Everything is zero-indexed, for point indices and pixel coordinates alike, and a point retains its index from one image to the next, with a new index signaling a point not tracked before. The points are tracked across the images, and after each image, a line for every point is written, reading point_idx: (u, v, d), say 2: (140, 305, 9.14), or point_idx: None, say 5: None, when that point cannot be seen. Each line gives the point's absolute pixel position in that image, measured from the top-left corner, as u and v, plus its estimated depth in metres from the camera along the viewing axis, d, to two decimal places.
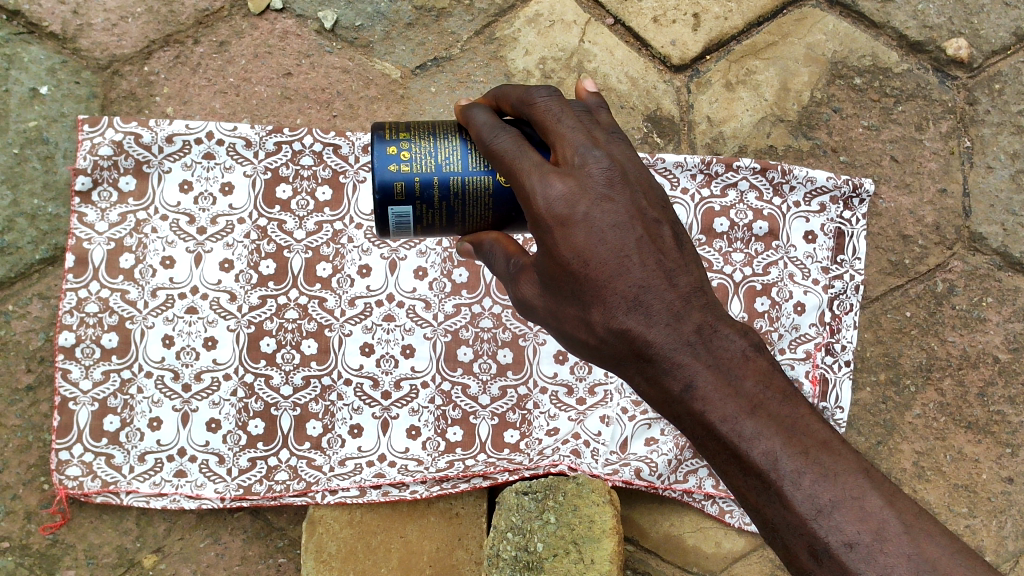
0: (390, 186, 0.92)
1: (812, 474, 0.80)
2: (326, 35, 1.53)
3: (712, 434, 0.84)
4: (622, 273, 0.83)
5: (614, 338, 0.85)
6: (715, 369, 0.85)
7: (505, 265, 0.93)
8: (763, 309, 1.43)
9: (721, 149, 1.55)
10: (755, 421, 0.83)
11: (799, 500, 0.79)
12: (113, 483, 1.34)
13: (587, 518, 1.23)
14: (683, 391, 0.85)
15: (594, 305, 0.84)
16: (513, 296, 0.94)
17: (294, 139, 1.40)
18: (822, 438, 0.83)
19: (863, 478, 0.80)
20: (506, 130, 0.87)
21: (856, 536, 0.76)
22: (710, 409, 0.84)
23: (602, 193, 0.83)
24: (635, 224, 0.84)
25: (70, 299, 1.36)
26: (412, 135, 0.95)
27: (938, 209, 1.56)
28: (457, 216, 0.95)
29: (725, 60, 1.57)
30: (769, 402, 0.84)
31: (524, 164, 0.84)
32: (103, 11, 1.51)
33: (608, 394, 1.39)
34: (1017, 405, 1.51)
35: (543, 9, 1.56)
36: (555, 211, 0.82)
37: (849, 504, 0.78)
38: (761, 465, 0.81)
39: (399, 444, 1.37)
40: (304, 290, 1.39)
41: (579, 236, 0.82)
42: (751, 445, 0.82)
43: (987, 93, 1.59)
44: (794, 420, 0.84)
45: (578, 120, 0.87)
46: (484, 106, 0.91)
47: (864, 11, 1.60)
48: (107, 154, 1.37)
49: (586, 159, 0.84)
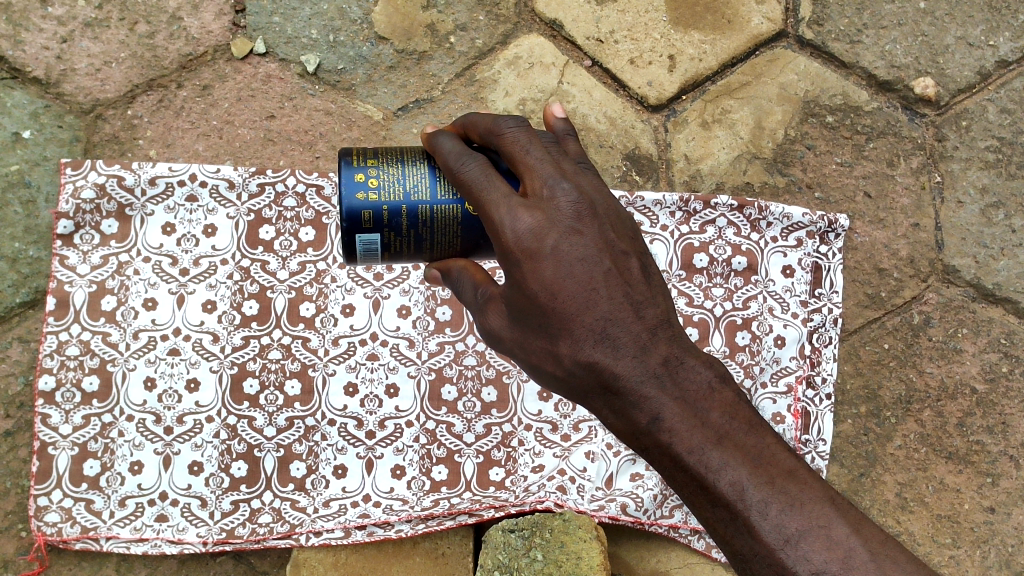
0: (358, 214, 0.93)
1: (779, 503, 0.83)
2: (309, 78, 1.55)
3: (679, 465, 0.86)
4: (589, 307, 0.85)
5: (582, 371, 0.87)
6: (681, 401, 0.87)
7: (473, 294, 0.95)
8: (744, 343, 1.45)
9: (699, 186, 1.58)
10: (722, 451, 0.85)
11: (766, 530, 0.82)
12: (92, 529, 1.32)
13: (574, 554, 1.23)
14: (650, 423, 0.87)
15: (562, 338, 0.86)
16: (480, 326, 0.96)
17: (277, 181, 1.42)
18: (788, 468, 0.86)
19: (829, 506, 0.83)
20: (473, 158, 0.89)
21: (824, 565, 0.79)
22: (678, 440, 0.86)
23: (570, 227, 0.85)
24: (604, 257, 0.86)
25: (51, 341, 1.35)
26: (380, 162, 0.97)
27: (912, 242, 1.59)
28: (425, 244, 0.96)
29: (701, 100, 1.61)
30: (734, 432, 0.87)
31: (493, 196, 0.86)
32: (87, 56, 1.52)
33: (592, 431, 1.40)
34: (996, 434, 1.53)
35: (522, 52, 1.60)
36: (524, 245, 0.83)
37: (816, 533, 0.81)
38: (728, 496, 0.84)
39: (384, 484, 1.36)
40: (287, 330, 1.39)
41: (547, 269, 0.84)
42: (718, 476, 0.84)
43: (955, 129, 1.64)
44: (760, 450, 0.86)
45: (546, 151, 0.89)
46: (451, 133, 0.92)
47: (834, 52, 1.65)
48: (89, 197, 1.38)
49: (554, 191, 0.86)
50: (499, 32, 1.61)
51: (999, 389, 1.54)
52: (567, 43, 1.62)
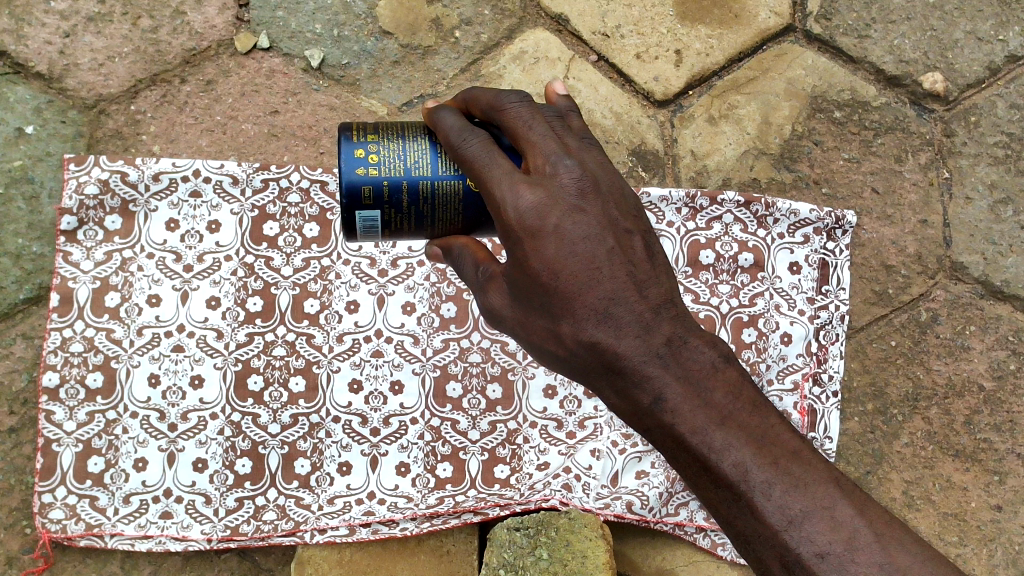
0: (358, 190, 0.93)
1: (783, 484, 0.82)
2: (313, 73, 1.55)
3: (682, 446, 0.86)
4: (592, 286, 0.84)
5: (584, 351, 0.87)
6: (684, 381, 0.86)
7: (475, 272, 0.95)
8: (751, 340, 1.44)
9: (705, 182, 1.57)
10: (725, 432, 0.85)
11: (770, 512, 0.81)
12: (97, 526, 1.32)
13: (580, 553, 1.24)
14: (653, 404, 0.86)
15: (564, 317, 0.86)
16: (481, 305, 0.96)
17: (281, 176, 1.41)
18: (793, 449, 0.85)
19: (833, 487, 0.83)
20: (475, 134, 0.88)
21: (827, 546, 0.79)
22: (680, 421, 0.85)
23: (573, 204, 0.84)
24: (607, 235, 0.85)
25: (55, 338, 1.35)
26: (381, 137, 0.96)
27: (919, 239, 1.58)
28: (426, 220, 0.96)
29: (708, 95, 1.60)
30: (738, 413, 0.86)
31: (495, 172, 0.85)
32: (90, 52, 1.51)
33: (598, 428, 1.39)
34: (1004, 432, 1.52)
35: (527, 47, 1.59)
36: (527, 222, 0.83)
37: (820, 514, 0.81)
38: (731, 476, 0.83)
39: (388, 481, 1.36)
40: (291, 326, 1.38)
41: (549, 247, 0.83)
42: (722, 456, 0.84)
43: (963, 125, 1.62)
44: (764, 431, 0.86)
45: (549, 127, 0.88)
46: (453, 109, 0.91)
47: (841, 47, 1.63)
48: (93, 193, 1.37)
49: (557, 168, 0.85)
50: (504, 26, 1.60)
51: (1006, 387, 1.53)
52: (573, 37, 1.61)
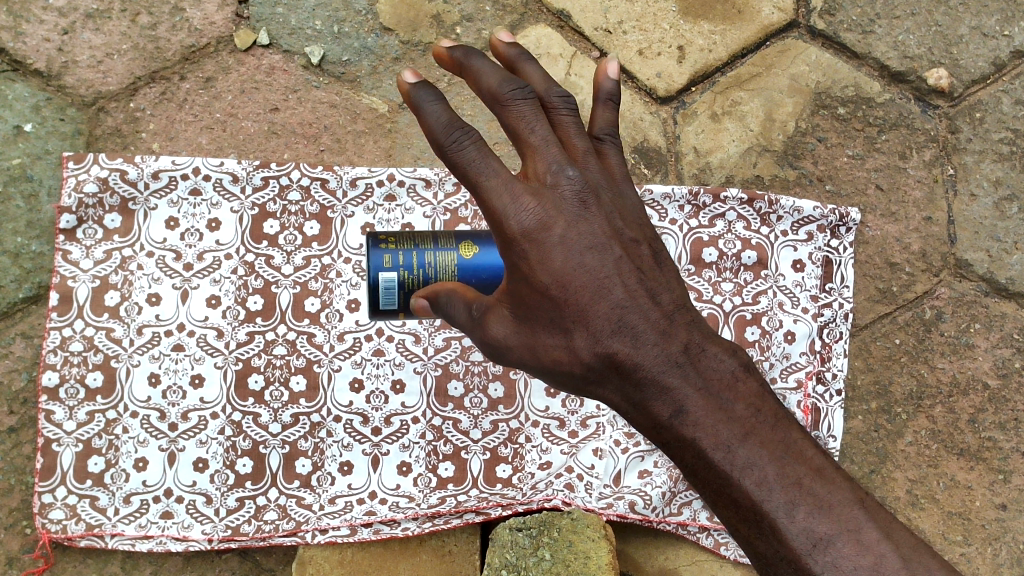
0: None
1: (807, 506, 0.81)
2: (313, 70, 1.53)
3: (704, 461, 0.84)
4: (603, 295, 0.84)
5: (601, 364, 0.87)
6: (705, 393, 0.85)
7: (467, 312, 0.94)
8: (753, 338, 1.43)
9: (709, 179, 1.55)
10: (750, 449, 0.83)
11: (794, 534, 0.80)
12: (98, 526, 1.32)
13: (582, 554, 1.23)
14: (674, 416, 0.85)
15: (577, 330, 0.86)
16: (478, 340, 0.94)
17: (282, 174, 1.40)
18: (817, 466, 0.84)
19: (859, 508, 0.82)
20: (467, 134, 0.83)
21: (852, 571, 0.79)
22: (703, 435, 0.84)
23: (577, 215, 0.85)
24: (613, 245, 0.86)
25: (54, 337, 1.34)
26: None
27: (923, 236, 1.57)
28: None
29: (711, 91, 1.59)
30: (761, 428, 0.84)
31: (491, 181, 0.83)
32: (89, 48, 1.50)
33: (600, 426, 1.38)
34: (1008, 431, 1.51)
35: (529, 43, 1.58)
36: (531, 234, 0.83)
37: (846, 537, 0.80)
38: (754, 496, 0.82)
39: (390, 481, 1.36)
40: (292, 325, 1.37)
41: (556, 259, 0.84)
42: (745, 475, 0.82)
43: (968, 121, 1.61)
44: (787, 446, 0.84)
45: (550, 130, 0.87)
46: (439, 97, 0.86)
47: (846, 42, 1.62)
48: (92, 191, 1.36)
49: (559, 177, 0.85)
50: (506, 23, 1.59)
51: (1011, 385, 1.53)
52: (575, 33, 1.60)
